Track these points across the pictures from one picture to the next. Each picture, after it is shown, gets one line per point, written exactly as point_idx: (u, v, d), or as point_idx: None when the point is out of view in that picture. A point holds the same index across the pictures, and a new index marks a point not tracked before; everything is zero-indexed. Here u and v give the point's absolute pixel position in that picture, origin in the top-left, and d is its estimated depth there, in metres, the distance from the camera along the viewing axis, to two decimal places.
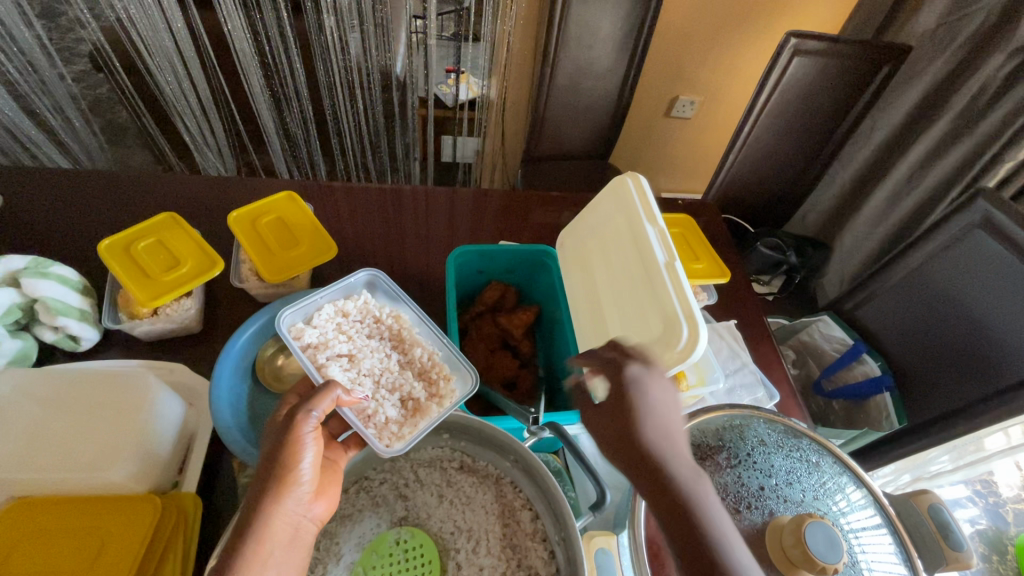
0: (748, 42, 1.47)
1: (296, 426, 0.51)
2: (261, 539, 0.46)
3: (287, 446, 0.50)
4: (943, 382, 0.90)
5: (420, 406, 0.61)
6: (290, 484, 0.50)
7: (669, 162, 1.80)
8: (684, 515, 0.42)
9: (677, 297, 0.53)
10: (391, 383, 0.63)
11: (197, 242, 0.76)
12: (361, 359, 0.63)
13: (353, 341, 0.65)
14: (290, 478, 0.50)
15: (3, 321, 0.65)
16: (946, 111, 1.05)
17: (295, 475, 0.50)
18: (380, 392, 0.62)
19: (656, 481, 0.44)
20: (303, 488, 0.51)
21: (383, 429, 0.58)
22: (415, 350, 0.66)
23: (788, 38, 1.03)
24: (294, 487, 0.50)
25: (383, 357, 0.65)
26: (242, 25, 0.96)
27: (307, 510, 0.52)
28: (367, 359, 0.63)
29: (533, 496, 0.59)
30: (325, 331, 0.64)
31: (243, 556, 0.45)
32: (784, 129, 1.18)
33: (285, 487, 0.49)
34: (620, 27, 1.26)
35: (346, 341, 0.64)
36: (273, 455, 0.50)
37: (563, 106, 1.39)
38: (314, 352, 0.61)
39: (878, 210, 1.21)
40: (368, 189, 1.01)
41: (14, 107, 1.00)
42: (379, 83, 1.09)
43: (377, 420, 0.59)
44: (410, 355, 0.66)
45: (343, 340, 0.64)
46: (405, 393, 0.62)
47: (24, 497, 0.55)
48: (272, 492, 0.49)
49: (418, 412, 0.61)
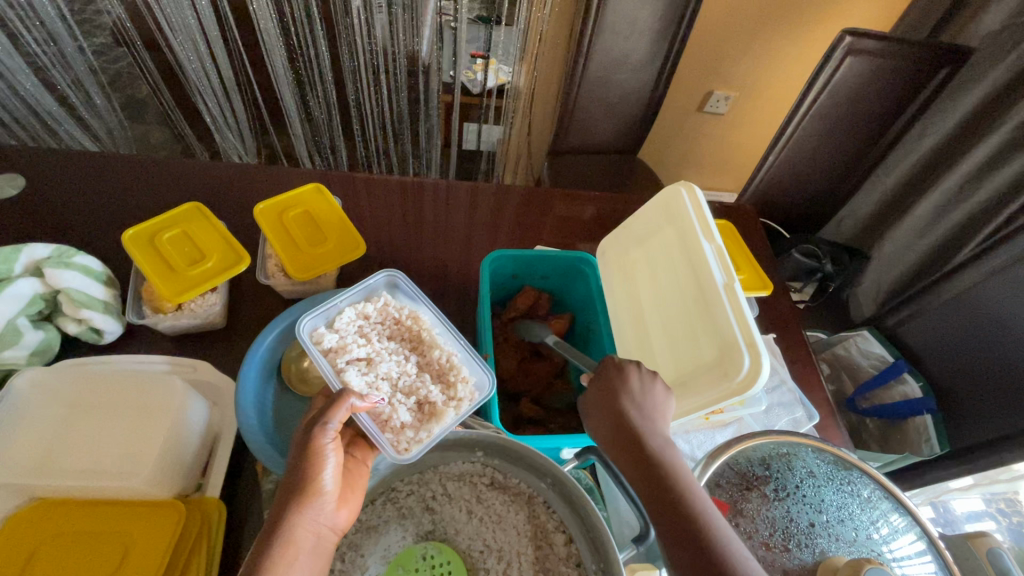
0: (791, 36, 1.40)
1: (314, 439, 0.47)
2: (286, 548, 0.43)
3: (305, 458, 0.47)
4: (993, 409, 0.86)
5: (437, 410, 0.54)
6: (313, 494, 0.46)
7: (698, 158, 1.75)
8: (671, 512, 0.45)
9: (736, 318, 0.52)
10: (408, 387, 0.56)
11: (222, 235, 0.73)
12: (379, 362, 0.56)
13: (372, 343, 0.58)
14: (312, 488, 0.45)
15: (25, 312, 0.64)
16: (1008, 119, 0.98)
17: (315, 487, 0.46)
18: (396, 397, 0.55)
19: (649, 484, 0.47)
20: (326, 500, 0.46)
21: (399, 436, 0.52)
22: (434, 351, 0.58)
23: (842, 37, 0.97)
24: (317, 498, 0.46)
25: (401, 360, 0.58)
26: (268, 6, 0.92)
27: (329, 519, 0.47)
28: (384, 362, 0.56)
29: (567, 519, 0.57)
30: (345, 335, 0.57)
31: (266, 566, 0.42)
32: (830, 131, 1.12)
33: (306, 498, 0.45)
34: (658, 16, 1.20)
35: (365, 343, 0.57)
36: (294, 466, 0.47)
37: (593, 98, 1.33)
38: (333, 356, 0.55)
39: (924, 220, 1.15)
40: (395, 181, 0.98)
41: (36, 81, 0.98)
42: (405, 68, 1.04)
43: (393, 424, 0.53)
44: (429, 357, 0.58)
45: (361, 343, 0.57)
46: (422, 396, 0.55)
47: (44, 498, 0.53)
48: (293, 503, 0.45)
49: (436, 417, 0.54)
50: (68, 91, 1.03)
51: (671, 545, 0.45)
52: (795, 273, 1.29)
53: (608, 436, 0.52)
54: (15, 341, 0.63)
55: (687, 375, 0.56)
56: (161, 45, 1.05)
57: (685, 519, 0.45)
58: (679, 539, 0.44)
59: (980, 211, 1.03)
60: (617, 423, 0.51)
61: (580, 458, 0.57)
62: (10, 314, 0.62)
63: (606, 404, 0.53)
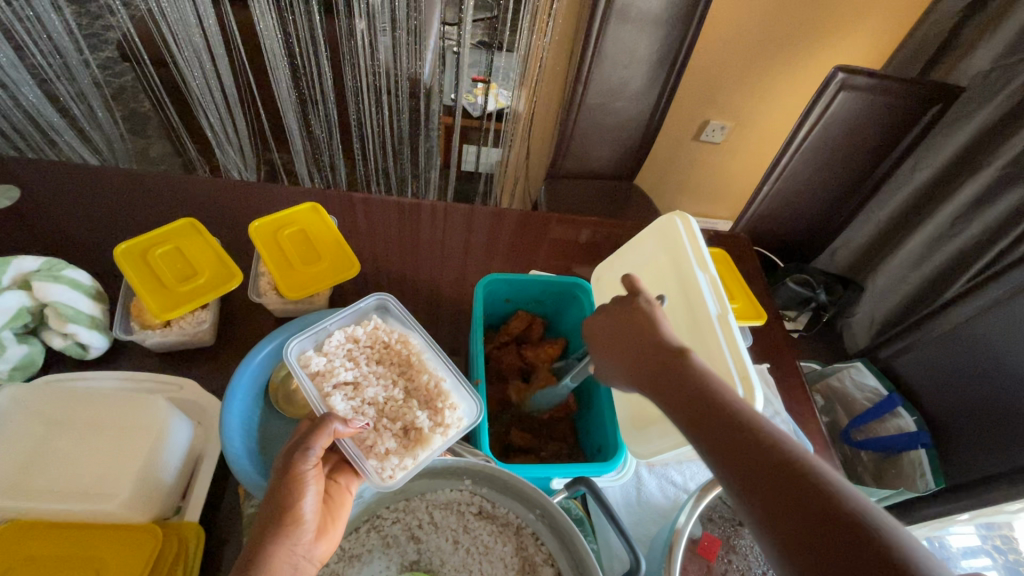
0: (787, 70, 1.43)
1: (294, 466, 0.46)
2: None
3: (286, 484, 0.45)
4: (985, 446, 0.86)
5: (422, 436, 0.53)
6: (291, 525, 0.44)
7: (694, 185, 1.76)
8: (686, 379, 0.46)
9: (728, 350, 0.52)
10: (394, 412, 0.55)
11: (215, 251, 0.73)
12: (366, 387, 0.55)
13: (359, 367, 0.57)
14: (290, 518, 0.44)
15: (10, 325, 0.63)
16: (996, 158, 1.01)
17: (294, 517, 0.44)
18: (381, 421, 0.54)
19: (661, 367, 0.48)
20: (305, 530, 0.45)
21: (383, 462, 0.51)
22: (422, 376, 0.57)
23: (834, 73, 0.99)
24: (295, 529, 0.44)
25: (388, 385, 0.56)
26: (275, 26, 0.92)
27: (311, 549, 0.45)
28: (371, 386, 0.55)
29: (556, 552, 0.56)
30: (333, 358, 0.56)
31: None
32: (822, 163, 1.14)
33: (284, 528, 0.44)
34: (657, 47, 1.22)
35: (352, 367, 0.56)
36: (273, 494, 0.45)
37: (591, 124, 1.35)
38: (319, 380, 0.54)
39: (916, 253, 1.16)
40: (391, 201, 0.98)
41: (38, 92, 0.99)
42: (407, 90, 1.05)
43: (377, 450, 0.52)
44: (416, 382, 0.57)
45: (349, 367, 0.56)
46: (407, 422, 0.54)
47: (18, 519, 0.52)
48: (271, 536, 0.43)
49: (421, 443, 0.52)
50: (71, 103, 1.04)
51: (705, 427, 0.43)
52: (790, 302, 1.29)
53: (615, 343, 0.54)
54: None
55: None
56: (167, 61, 1.06)
57: (695, 381, 0.46)
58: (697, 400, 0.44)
59: (971, 246, 1.05)
60: (638, 332, 0.52)
61: (570, 489, 0.55)
62: None
63: (618, 315, 0.56)
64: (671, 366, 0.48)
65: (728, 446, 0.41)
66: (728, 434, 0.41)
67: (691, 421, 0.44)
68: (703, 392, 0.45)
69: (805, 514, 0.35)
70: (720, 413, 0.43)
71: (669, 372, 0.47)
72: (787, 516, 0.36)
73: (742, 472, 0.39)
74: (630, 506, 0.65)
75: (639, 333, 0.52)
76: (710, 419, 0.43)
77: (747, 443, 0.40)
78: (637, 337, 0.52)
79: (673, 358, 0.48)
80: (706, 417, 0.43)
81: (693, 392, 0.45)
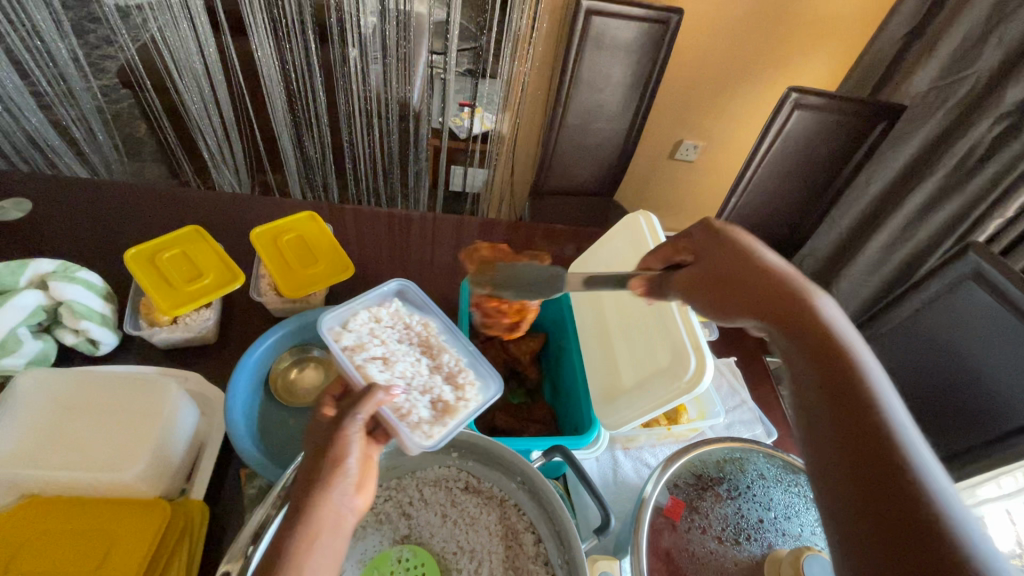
0: (752, 93, 1.54)
1: (342, 427, 0.47)
2: (309, 533, 0.42)
3: (335, 442, 0.47)
4: (938, 430, 0.93)
5: (450, 406, 0.58)
6: (336, 482, 0.45)
7: (671, 202, 1.86)
8: (812, 329, 0.46)
9: (685, 329, 0.59)
10: (423, 385, 0.60)
11: (219, 255, 0.78)
12: (394, 361, 0.61)
13: (386, 344, 0.62)
14: (338, 474, 0.45)
15: (27, 322, 0.67)
16: (938, 169, 1.11)
17: (338, 473, 0.45)
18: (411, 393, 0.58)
19: (790, 313, 0.48)
20: (347, 485, 0.45)
21: (418, 427, 0.55)
22: (443, 355, 0.63)
23: (789, 93, 1.07)
24: (340, 484, 0.45)
25: (414, 361, 0.62)
26: (272, 54, 1.00)
27: (351, 499, 0.45)
28: (400, 362, 0.61)
29: (536, 520, 0.61)
30: (361, 335, 0.62)
31: (292, 547, 0.41)
32: (783, 176, 1.22)
33: (329, 484, 0.44)
34: (629, 73, 1.32)
35: (380, 344, 0.62)
36: (319, 454, 0.46)
37: (570, 144, 1.44)
38: (351, 353, 0.60)
39: (874, 258, 1.25)
40: (382, 212, 1.05)
41: (40, 117, 1.05)
42: (397, 113, 1.13)
43: (411, 419, 0.55)
44: (438, 360, 0.63)
45: (377, 343, 0.62)
46: (435, 395, 0.59)
47: (34, 496, 0.56)
48: (316, 492, 0.43)
49: (450, 413, 0.57)
50: (72, 127, 1.10)
51: (819, 376, 0.43)
52: None
53: (733, 281, 0.55)
54: (15, 349, 0.66)
55: (645, 380, 0.62)
56: (168, 87, 1.13)
57: (818, 334, 0.45)
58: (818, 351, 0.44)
59: None
60: (764, 278, 0.52)
61: (546, 456, 0.60)
62: (12, 323, 0.66)
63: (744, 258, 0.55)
64: (794, 315, 0.48)
65: (838, 401, 0.40)
66: (837, 390, 0.41)
67: (808, 369, 0.44)
68: (825, 347, 0.44)
69: (877, 484, 0.35)
70: (834, 369, 0.42)
71: (788, 319, 0.48)
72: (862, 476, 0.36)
73: (835, 427, 0.39)
74: (607, 484, 0.70)
75: (754, 279, 0.53)
76: (826, 371, 0.42)
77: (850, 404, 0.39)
78: (754, 285, 0.53)
79: (796, 309, 0.48)
80: (821, 359, 0.43)
81: (814, 344, 0.45)
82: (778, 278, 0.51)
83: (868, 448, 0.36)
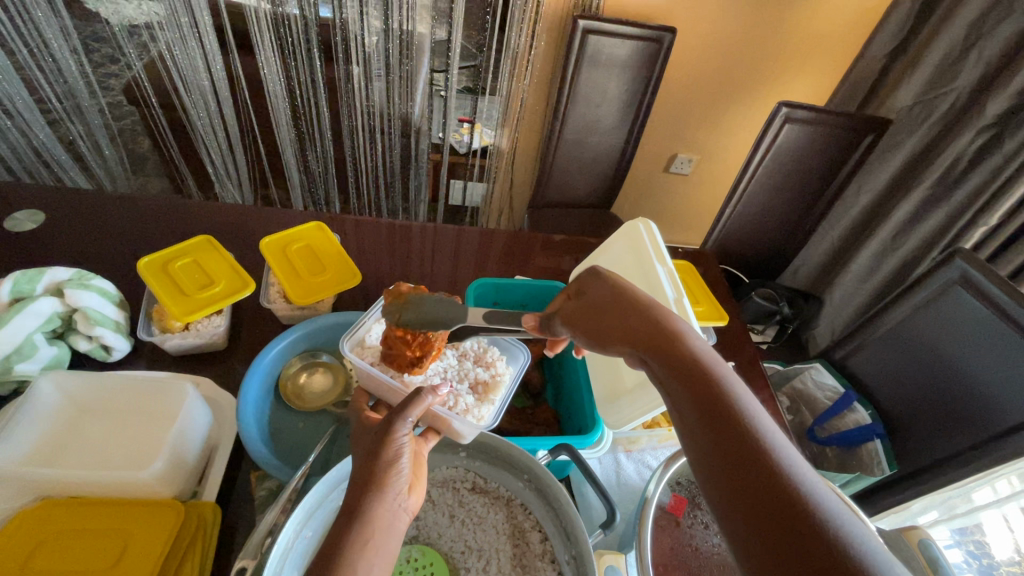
0: (743, 109, 1.59)
1: (391, 431, 0.47)
2: (364, 528, 0.41)
3: (383, 442, 0.47)
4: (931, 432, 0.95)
5: (489, 384, 0.64)
6: (387, 479, 0.45)
7: (667, 214, 1.90)
8: (676, 354, 0.45)
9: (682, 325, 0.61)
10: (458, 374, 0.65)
11: (230, 264, 0.80)
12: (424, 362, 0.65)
13: None
14: (387, 472, 0.45)
15: (42, 328, 0.69)
16: (924, 179, 1.15)
17: (388, 472, 0.45)
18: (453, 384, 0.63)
19: (652, 341, 0.47)
20: (399, 482, 0.45)
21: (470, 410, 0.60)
22: (465, 343, 0.68)
23: (778, 108, 1.12)
24: (392, 484, 0.44)
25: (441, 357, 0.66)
26: (278, 72, 1.03)
27: (403, 499, 0.45)
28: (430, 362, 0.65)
29: (543, 518, 0.62)
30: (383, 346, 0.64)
31: (350, 541, 0.40)
32: (775, 188, 1.26)
33: (380, 481, 0.44)
34: (624, 90, 1.36)
35: None
36: (368, 457, 0.46)
37: (567, 158, 1.48)
38: (382, 366, 0.62)
39: (866, 267, 1.29)
40: (383, 223, 1.07)
41: (49, 132, 1.08)
42: (399, 128, 1.16)
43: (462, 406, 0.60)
44: (461, 348, 0.68)
45: None
46: (473, 379, 0.65)
47: (50, 497, 0.57)
48: (369, 490, 0.43)
49: (491, 390, 0.64)
50: (79, 141, 1.13)
51: (684, 403, 0.41)
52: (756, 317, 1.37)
53: (598, 316, 0.54)
54: (31, 354, 0.67)
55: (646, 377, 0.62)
56: (173, 104, 1.16)
57: (685, 358, 0.44)
58: (681, 373, 0.43)
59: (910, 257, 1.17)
60: (627, 307, 0.52)
61: (552, 454, 0.63)
62: (29, 329, 0.67)
63: (606, 288, 0.55)
64: (658, 341, 0.46)
65: (705, 425, 0.38)
66: (708, 411, 0.39)
67: (675, 396, 0.42)
68: (690, 370, 0.42)
69: (766, 504, 0.33)
70: (701, 389, 0.41)
71: (656, 344, 0.46)
72: (746, 502, 0.33)
73: (714, 453, 0.37)
74: (610, 485, 0.72)
75: (621, 310, 0.52)
76: (692, 395, 0.41)
77: (724, 425, 0.37)
78: (618, 315, 0.52)
79: (662, 332, 0.47)
80: (688, 380, 0.42)
81: (681, 368, 0.43)
82: (638, 304, 0.51)
83: (748, 469, 0.35)
